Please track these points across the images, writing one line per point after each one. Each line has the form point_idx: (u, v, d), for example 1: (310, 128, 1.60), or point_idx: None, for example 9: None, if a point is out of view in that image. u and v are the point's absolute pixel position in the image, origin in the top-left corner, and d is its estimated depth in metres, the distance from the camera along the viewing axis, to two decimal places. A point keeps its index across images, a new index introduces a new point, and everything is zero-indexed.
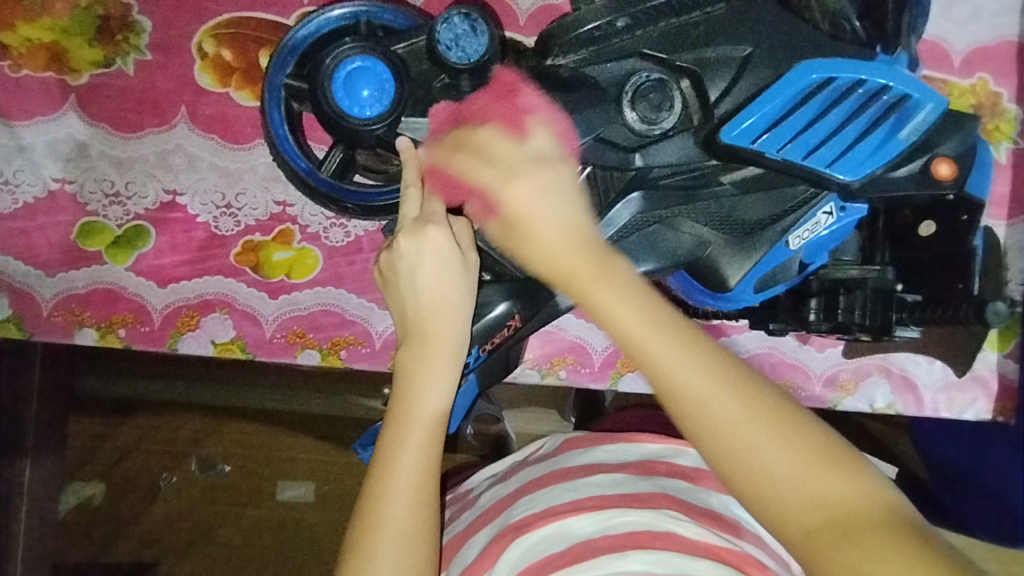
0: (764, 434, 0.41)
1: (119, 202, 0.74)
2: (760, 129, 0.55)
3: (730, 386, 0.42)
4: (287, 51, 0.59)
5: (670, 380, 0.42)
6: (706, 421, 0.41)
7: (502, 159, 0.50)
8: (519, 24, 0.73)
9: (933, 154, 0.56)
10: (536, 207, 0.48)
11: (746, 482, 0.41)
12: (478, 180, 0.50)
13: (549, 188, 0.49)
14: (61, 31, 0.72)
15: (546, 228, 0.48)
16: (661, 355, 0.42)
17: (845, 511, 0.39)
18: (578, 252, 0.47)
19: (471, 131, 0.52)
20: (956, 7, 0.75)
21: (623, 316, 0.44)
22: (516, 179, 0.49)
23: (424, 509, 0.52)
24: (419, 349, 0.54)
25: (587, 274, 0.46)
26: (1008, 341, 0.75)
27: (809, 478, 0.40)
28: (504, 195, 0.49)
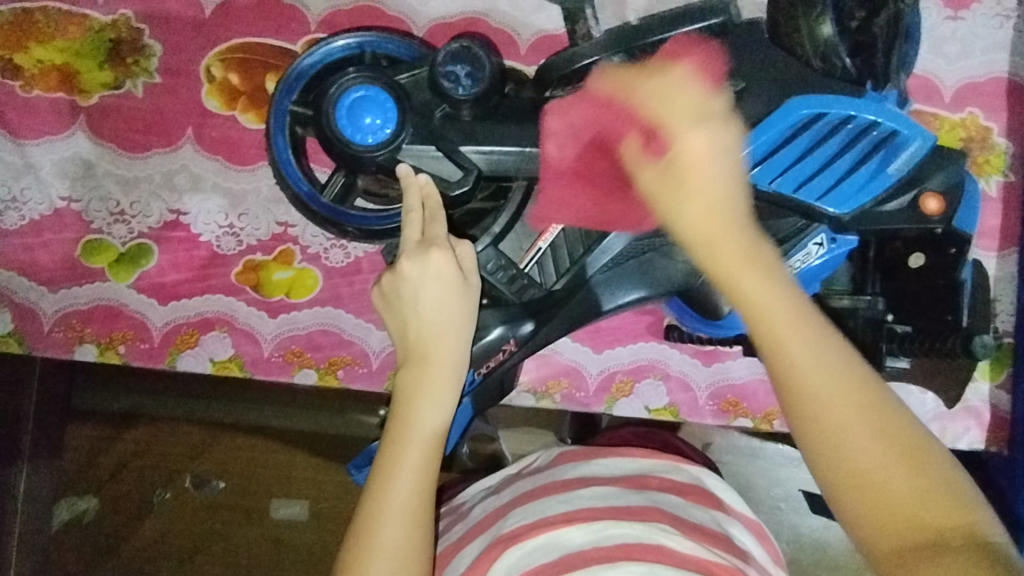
0: (879, 447, 0.40)
1: (124, 220, 0.75)
2: (755, 161, 0.56)
3: (859, 394, 0.41)
4: (293, 78, 0.61)
5: (799, 375, 0.41)
6: (825, 423, 0.41)
7: (697, 103, 0.47)
8: (520, 54, 0.75)
9: (921, 189, 0.58)
10: (712, 159, 0.45)
11: (854, 494, 0.40)
12: (662, 113, 0.47)
13: (718, 144, 0.45)
14: (73, 54, 0.74)
15: (707, 190, 0.44)
16: (796, 348, 0.41)
17: (949, 537, 0.38)
18: (726, 221, 0.44)
19: (667, 65, 0.50)
20: (947, 44, 0.77)
21: (767, 300, 0.42)
22: (705, 123, 0.46)
23: (418, 533, 0.52)
24: (419, 371, 0.56)
25: (732, 254, 0.44)
26: (999, 371, 0.76)
27: (925, 505, 0.39)
28: (683, 134, 0.46)
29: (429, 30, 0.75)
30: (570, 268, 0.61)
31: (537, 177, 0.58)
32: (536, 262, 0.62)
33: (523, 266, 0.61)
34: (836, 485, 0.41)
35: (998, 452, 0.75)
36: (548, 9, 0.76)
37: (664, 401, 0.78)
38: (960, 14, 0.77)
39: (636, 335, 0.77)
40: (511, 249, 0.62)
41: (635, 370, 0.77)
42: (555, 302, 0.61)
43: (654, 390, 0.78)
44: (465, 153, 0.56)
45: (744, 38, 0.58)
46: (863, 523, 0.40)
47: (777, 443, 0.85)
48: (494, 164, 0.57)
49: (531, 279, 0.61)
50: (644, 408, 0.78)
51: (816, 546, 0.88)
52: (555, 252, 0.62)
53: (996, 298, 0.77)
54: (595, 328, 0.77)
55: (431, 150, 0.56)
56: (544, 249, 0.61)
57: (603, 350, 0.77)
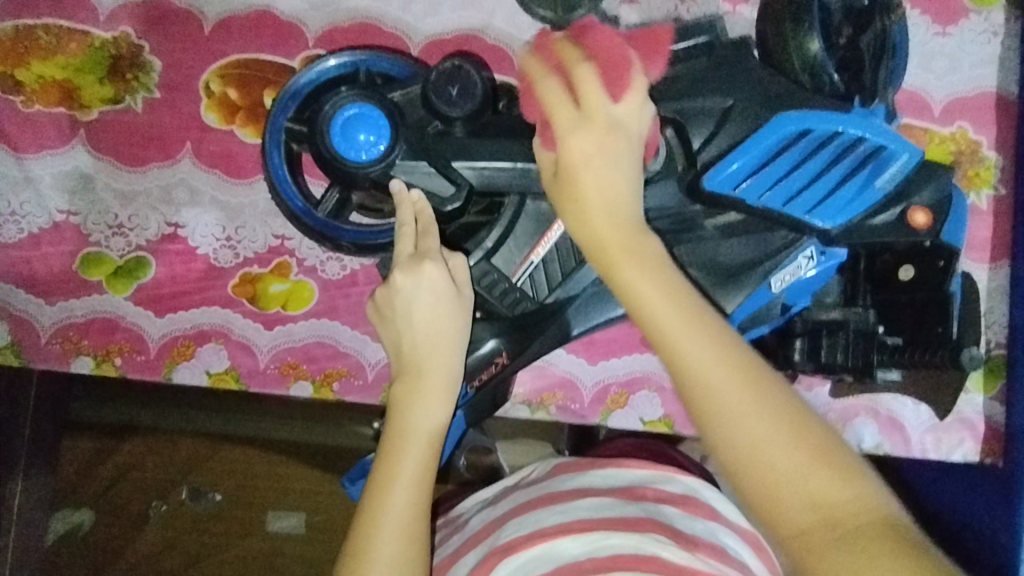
0: (770, 431, 0.39)
1: (122, 233, 0.75)
2: (742, 175, 0.57)
3: (746, 381, 0.40)
4: (288, 96, 0.62)
5: (686, 362, 0.41)
6: (714, 407, 0.40)
7: (585, 106, 0.48)
8: (514, 69, 0.76)
9: (908, 203, 0.59)
10: (592, 163, 0.47)
11: (746, 474, 0.40)
12: (554, 118, 0.49)
13: (603, 149, 0.47)
14: (74, 69, 0.75)
15: (591, 187, 0.47)
16: (677, 335, 0.41)
17: (844, 517, 0.38)
18: (617, 218, 0.46)
19: (575, 62, 0.49)
20: (935, 58, 0.78)
21: (648, 293, 0.43)
22: (587, 129, 0.47)
23: (414, 545, 0.52)
24: (413, 382, 0.56)
25: (619, 253, 0.45)
26: (992, 383, 0.77)
27: (816, 485, 0.39)
28: (568, 139, 0.48)
29: (425, 46, 0.76)
30: (562, 282, 0.61)
31: (529, 192, 0.58)
32: (528, 277, 0.61)
33: (515, 280, 0.60)
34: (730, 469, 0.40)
35: (992, 464, 0.76)
36: (542, 25, 0.77)
37: (658, 413, 0.78)
38: (949, 30, 0.78)
39: (630, 347, 0.78)
40: (503, 264, 0.60)
41: (630, 382, 0.78)
42: (546, 315, 0.62)
43: (649, 402, 0.78)
44: (457, 169, 0.56)
45: (731, 56, 0.59)
46: (761, 504, 0.39)
47: None
48: (486, 179, 0.57)
49: (524, 293, 0.61)
50: (639, 419, 0.78)
51: None
52: (547, 267, 0.61)
53: (988, 309, 0.77)
54: (589, 340, 0.77)
55: (423, 166, 0.56)
56: (536, 263, 0.60)
57: (598, 362, 0.78)
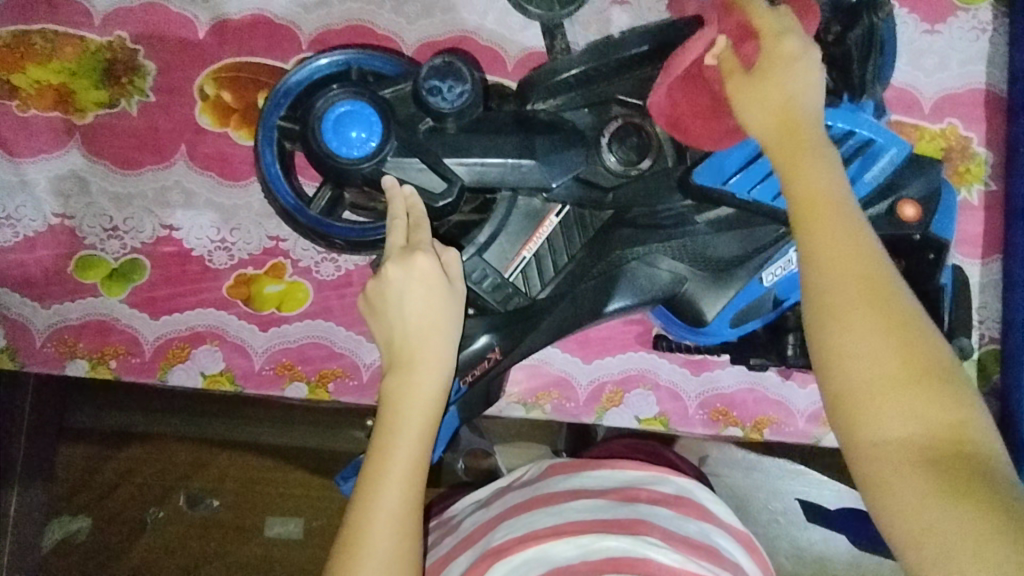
0: (887, 335, 0.42)
1: (117, 236, 0.76)
2: (731, 170, 0.58)
3: (884, 291, 0.43)
4: (280, 94, 0.62)
5: (827, 248, 0.44)
6: (840, 294, 0.43)
7: (795, 26, 0.51)
8: (507, 70, 0.77)
9: (898, 196, 0.60)
10: (793, 62, 0.50)
11: (842, 367, 0.42)
12: (760, 20, 0.51)
13: (803, 65, 0.50)
14: (70, 74, 0.76)
15: (781, 91, 0.49)
16: (829, 221, 0.45)
17: (932, 437, 0.40)
18: (795, 116, 0.49)
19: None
20: (924, 56, 0.79)
21: (816, 180, 0.46)
22: (796, 39, 0.50)
23: (407, 539, 0.52)
24: (405, 375, 0.56)
25: (792, 143, 0.48)
26: (987, 377, 0.77)
27: (923, 406, 0.41)
28: (770, 43, 0.50)
29: (417, 48, 0.77)
30: (555, 276, 0.62)
31: (521, 187, 0.59)
32: (521, 272, 0.62)
33: (508, 276, 0.61)
34: (830, 359, 0.43)
35: None
36: (533, 27, 0.78)
37: (654, 410, 0.78)
38: (937, 28, 0.79)
39: (625, 345, 0.78)
40: (497, 260, 0.61)
41: (625, 380, 0.78)
42: (538, 312, 0.61)
43: (644, 400, 0.78)
44: (449, 165, 0.57)
45: None
46: (844, 402, 0.42)
47: (772, 454, 0.84)
48: (478, 175, 0.58)
49: (517, 288, 0.61)
50: (634, 418, 0.78)
51: (814, 559, 0.87)
52: (539, 261, 0.62)
53: (981, 304, 0.77)
54: (584, 338, 0.77)
55: (415, 163, 0.57)
56: (529, 258, 0.61)
57: (593, 360, 0.78)
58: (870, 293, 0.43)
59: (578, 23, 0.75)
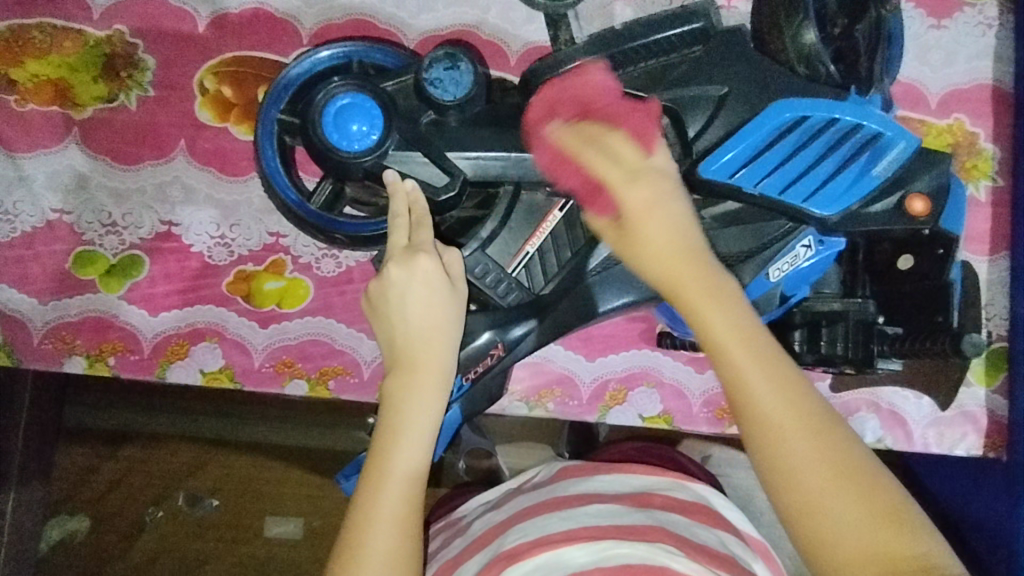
0: (838, 481, 0.43)
1: (115, 232, 0.75)
2: (738, 164, 0.57)
3: (820, 430, 0.44)
4: (281, 87, 0.62)
5: (761, 405, 0.44)
6: (790, 457, 0.43)
7: (626, 159, 0.51)
8: (508, 65, 0.76)
9: (907, 190, 0.59)
10: (655, 210, 0.49)
11: (812, 528, 0.43)
12: (603, 177, 0.51)
13: (658, 198, 0.50)
14: (68, 68, 0.75)
15: (653, 231, 0.49)
16: (754, 376, 0.45)
17: (905, 574, 0.41)
18: (687, 256, 0.48)
19: (604, 131, 0.52)
20: (930, 51, 0.78)
21: (728, 332, 0.46)
22: (641, 179, 0.50)
23: (410, 539, 0.51)
24: (407, 375, 0.55)
25: (693, 290, 0.48)
26: (995, 375, 0.76)
27: (879, 543, 0.42)
28: (624, 193, 0.50)
29: (419, 43, 0.76)
30: (558, 272, 0.61)
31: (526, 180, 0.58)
32: (523, 268, 0.61)
33: (510, 271, 0.60)
34: (793, 513, 0.43)
35: (996, 458, 0.75)
36: (536, 21, 0.77)
37: (657, 408, 0.77)
38: (943, 23, 0.78)
39: (629, 342, 0.77)
40: (498, 255, 0.60)
41: (629, 378, 0.77)
42: (542, 307, 0.61)
43: (648, 398, 0.77)
44: (452, 159, 0.57)
45: (726, 45, 0.59)
46: (818, 554, 0.43)
47: None
48: (481, 169, 0.57)
49: (519, 284, 0.61)
50: (639, 416, 0.77)
51: None
52: (542, 258, 0.61)
53: (988, 301, 0.77)
54: (587, 335, 0.77)
55: (417, 156, 0.56)
56: (532, 254, 0.61)
57: (597, 358, 0.77)
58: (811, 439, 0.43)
59: (580, 18, 0.74)
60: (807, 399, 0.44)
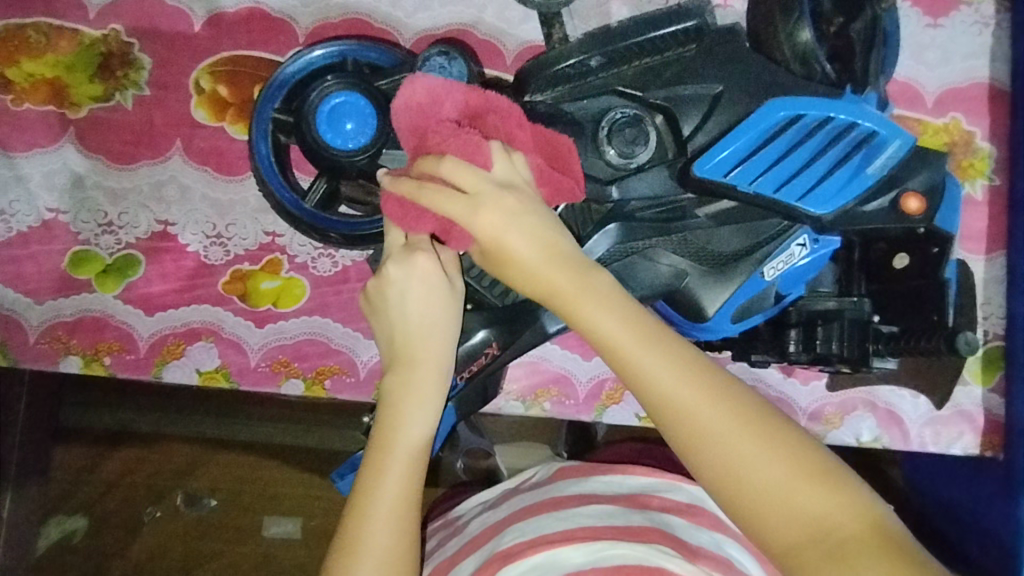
0: (748, 444, 0.42)
1: (111, 231, 0.75)
2: (733, 162, 0.57)
3: (719, 401, 0.44)
4: (275, 86, 0.62)
5: (658, 393, 0.44)
6: (700, 433, 0.43)
7: (467, 191, 0.48)
8: (505, 64, 0.76)
9: (901, 189, 0.59)
10: (505, 233, 0.47)
11: (737, 500, 0.43)
12: (448, 216, 0.48)
13: (506, 213, 0.47)
14: (64, 68, 0.75)
15: (514, 241, 0.48)
16: (643, 366, 0.44)
17: (832, 526, 0.41)
18: (562, 254, 0.48)
19: (434, 163, 0.48)
20: (927, 50, 0.78)
21: (612, 329, 0.45)
22: (485, 206, 0.47)
23: (407, 537, 0.52)
24: (406, 374, 0.55)
25: (570, 294, 0.47)
26: (991, 374, 0.76)
27: (801, 499, 0.41)
28: (473, 225, 0.48)
29: (415, 42, 0.76)
30: None
31: None
32: None
33: None
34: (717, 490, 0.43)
35: (993, 457, 0.75)
36: (533, 20, 0.77)
37: None
38: (940, 22, 0.78)
39: None
40: None
41: None
42: (534, 306, 0.61)
43: None
44: None
45: (720, 42, 0.59)
46: (750, 524, 0.43)
47: None
48: None
49: None
50: (634, 415, 0.77)
51: None
52: None
53: (985, 300, 0.77)
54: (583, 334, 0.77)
55: None
56: None
57: (593, 357, 0.77)
58: (711, 413, 0.43)
59: (576, 16, 0.74)
60: (699, 372, 0.44)
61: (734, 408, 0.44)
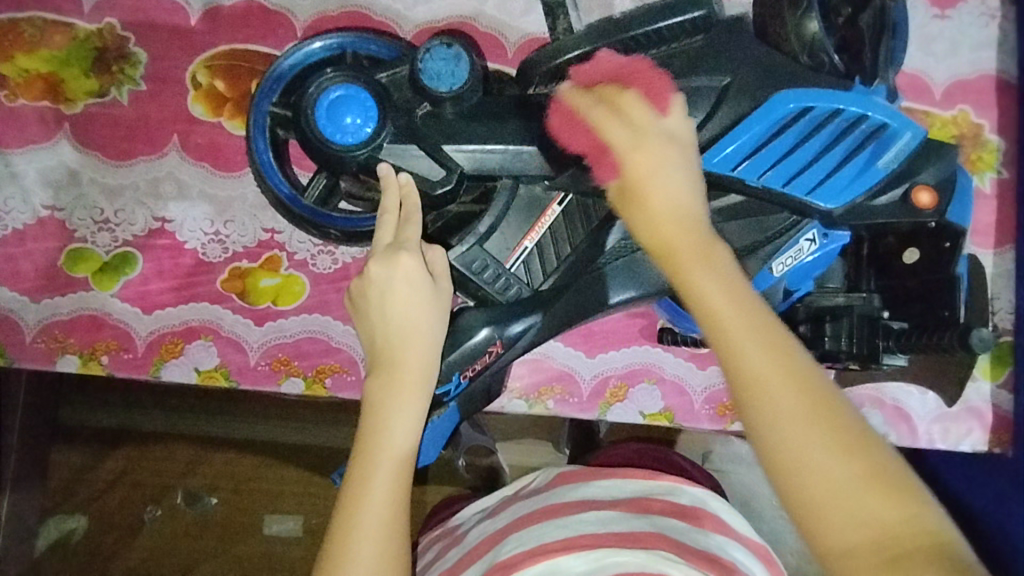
0: (827, 437, 0.39)
1: (108, 229, 0.74)
2: (741, 156, 0.56)
3: (806, 387, 0.40)
4: (272, 79, 0.61)
5: (742, 359, 0.41)
6: (781, 410, 0.39)
7: (638, 122, 0.50)
8: (507, 56, 0.75)
9: (912, 183, 0.58)
10: (659, 167, 0.48)
11: (800, 489, 0.39)
12: (608, 139, 0.50)
13: (661, 154, 0.48)
14: (58, 62, 0.74)
15: (651, 184, 0.48)
16: (735, 330, 0.41)
17: (902, 540, 0.37)
18: (675, 214, 0.46)
19: (618, 92, 0.52)
20: (934, 41, 0.77)
21: (711, 286, 0.43)
22: (647, 139, 0.49)
23: (394, 543, 0.50)
24: (388, 375, 0.54)
25: (681, 247, 0.45)
26: (1000, 370, 0.75)
27: (872, 505, 0.38)
28: (626, 152, 0.49)
29: (415, 35, 0.75)
30: (558, 266, 0.61)
31: (522, 175, 0.57)
32: (522, 262, 0.61)
33: (509, 266, 0.60)
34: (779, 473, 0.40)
35: (1002, 454, 0.74)
36: (535, 12, 0.76)
37: (659, 406, 0.76)
38: (947, 13, 0.77)
39: (630, 339, 0.76)
40: (497, 250, 0.60)
41: (629, 374, 0.76)
42: (543, 302, 0.60)
43: (649, 395, 0.76)
44: (448, 153, 0.56)
45: (726, 34, 0.58)
46: (809, 516, 0.39)
47: None
48: (476, 162, 0.56)
49: (519, 279, 0.60)
50: (639, 413, 0.76)
51: None
52: (541, 251, 0.61)
53: (993, 295, 0.75)
54: (587, 331, 0.76)
55: (413, 150, 0.56)
56: (531, 249, 0.60)
57: (597, 354, 0.76)
58: (795, 394, 0.39)
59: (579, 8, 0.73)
60: (793, 354, 0.41)
61: (820, 401, 0.40)
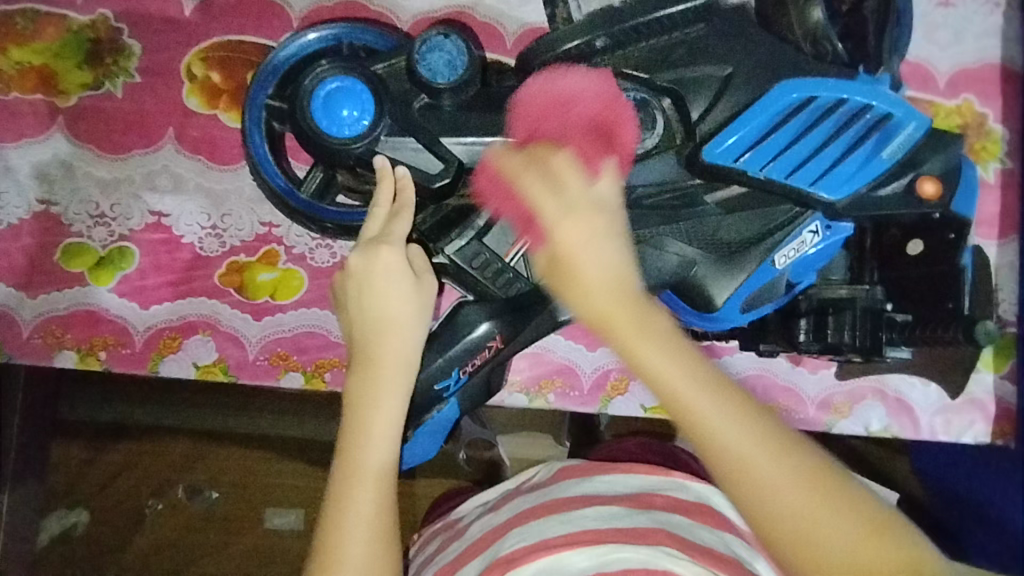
0: (807, 493, 0.39)
1: (104, 223, 0.73)
2: (743, 147, 0.55)
3: (781, 448, 0.40)
4: (268, 71, 0.60)
5: (718, 440, 0.40)
6: (764, 482, 0.39)
7: (570, 190, 0.45)
8: (505, 46, 0.74)
9: (917, 172, 0.56)
10: (591, 243, 0.43)
11: (791, 548, 0.40)
12: (538, 207, 0.45)
13: (595, 226, 0.43)
14: (52, 54, 0.73)
15: (586, 259, 0.43)
16: (706, 410, 0.40)
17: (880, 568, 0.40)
18: (620, 284, 0.42)
19: (551, 152, 0.48)
20: (938, 29, 0.76)
21: (672, 368, 0.40)
22: (577, 212, 0.44)
23: (380, 542, 0.50)
24: (367, 370, 0.54)
25: (627, 322, 0.41)
26: (1003, 362, 0.75)
27: (854, 546, 0.40)
28: (554, 227, 0.44)
29: (413, 25, 0.74)
30: None
31: None
32: (522, 256, 0.59)
33: (509, 260, 0.59)
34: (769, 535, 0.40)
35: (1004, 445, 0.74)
36: (533, 1, 0.75)
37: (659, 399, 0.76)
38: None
39: None
40: (496, 244, 0.59)
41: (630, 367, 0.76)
42: (536, 299, 0.59)
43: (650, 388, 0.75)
44: (446, 145, 0.55)
45: (728, 22, 0.57)
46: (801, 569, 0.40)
47: None
48: (476, 155, 0.55)
49: (517, 274, 0.60)
50: (640, 407, 0.76)
51: None
52: None
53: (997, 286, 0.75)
54: None
55: (410, 142, 0.55)
56: None
57: (598, 347, 0.75)
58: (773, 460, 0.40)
59: None
60: (762, 420, 0.40)
61: (794, 458, 0.40)
